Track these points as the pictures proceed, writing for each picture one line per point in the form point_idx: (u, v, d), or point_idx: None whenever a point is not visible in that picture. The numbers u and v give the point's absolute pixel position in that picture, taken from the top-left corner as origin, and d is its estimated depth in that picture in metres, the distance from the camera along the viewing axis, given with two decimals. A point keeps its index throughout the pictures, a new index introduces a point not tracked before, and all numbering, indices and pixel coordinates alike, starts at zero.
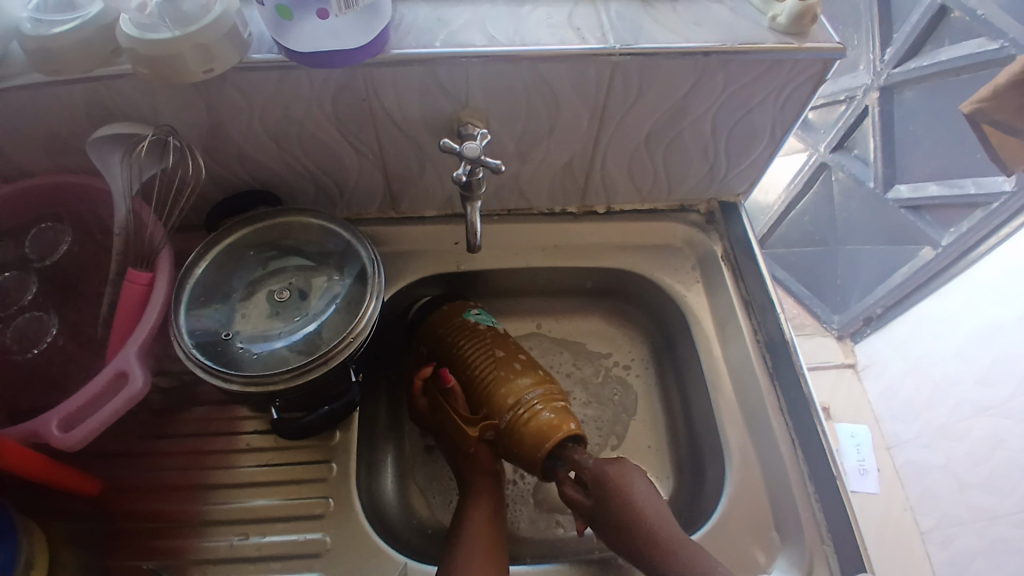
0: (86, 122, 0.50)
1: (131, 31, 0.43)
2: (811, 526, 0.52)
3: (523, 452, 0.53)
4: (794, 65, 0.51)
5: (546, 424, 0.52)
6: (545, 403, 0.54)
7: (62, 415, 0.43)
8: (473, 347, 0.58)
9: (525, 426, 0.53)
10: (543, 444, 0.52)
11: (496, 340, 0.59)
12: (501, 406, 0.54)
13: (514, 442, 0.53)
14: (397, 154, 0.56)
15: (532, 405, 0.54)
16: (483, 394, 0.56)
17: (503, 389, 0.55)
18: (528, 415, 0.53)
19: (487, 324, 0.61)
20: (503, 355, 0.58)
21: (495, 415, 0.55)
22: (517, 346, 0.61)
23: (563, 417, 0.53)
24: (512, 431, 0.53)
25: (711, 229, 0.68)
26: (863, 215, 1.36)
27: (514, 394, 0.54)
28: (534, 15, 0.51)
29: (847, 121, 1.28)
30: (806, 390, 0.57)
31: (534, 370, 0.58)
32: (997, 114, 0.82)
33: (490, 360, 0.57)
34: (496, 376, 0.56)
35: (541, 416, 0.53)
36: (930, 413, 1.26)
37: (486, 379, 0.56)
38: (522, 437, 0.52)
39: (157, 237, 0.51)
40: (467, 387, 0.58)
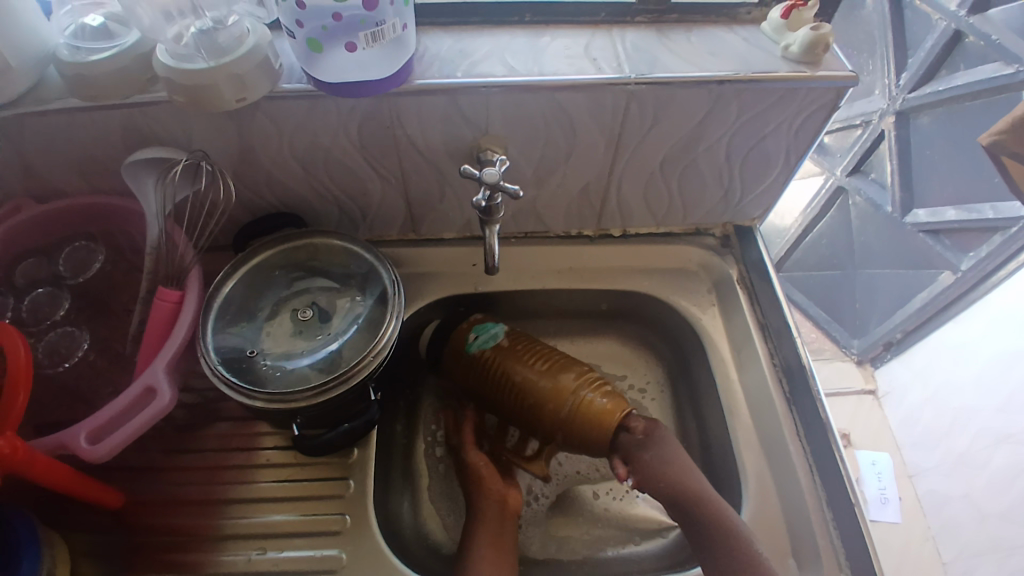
0: (121, 146, 0.52)
1: (167, 61, 0.45)
2: (829, 554, 0.52)
3: (586, 438, 0.55)
4: (808, 93, 0.52)
5: (605, 409, 0.54)
6: (595, 390, 0.55)
7: (90, 429, 0.44)
8: (504, 346, 0.59)
9: (584, 414, 0.54)
10: (607, 427, 0.54)
11: (518, 342, 0.59)
12: (555, 401, 0.55)
13: (575, 431, 0.55)
14: (418, 179, 0.58)
15: (585, 393, 0.55)
16: (527, 390, 0.56)
17: (553, 382, 0.56)
18: (583, 404, 0.54)
19: (494, 339, 0.59)
20: (535, 354, 0.58)
21: (551, 407, 0.55)
22: (536, 340, 0.61)
23: (616, 400, 0.55)
24: (573, 420, 0.55)
25: (727, 252, 0.69)
26: (880, 239, 1.34)
27: (567, 384, 0.55)
28: (552, 46, 0.53)
29: (863, 146, 1.27)
30: (823, 416, 0.57)
31: (570, 360, 0.58)
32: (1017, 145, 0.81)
33: (530, 354, 0.58)
34: (542, 369, 0.57)
35: (599, 402, 0.55)
36: (951, 440, 1.23)
37: (532, 376, 0.56)
38: (582, 425, 0.54)
39: (188, 258, 0.53)
40: (510, 386, 0.57)
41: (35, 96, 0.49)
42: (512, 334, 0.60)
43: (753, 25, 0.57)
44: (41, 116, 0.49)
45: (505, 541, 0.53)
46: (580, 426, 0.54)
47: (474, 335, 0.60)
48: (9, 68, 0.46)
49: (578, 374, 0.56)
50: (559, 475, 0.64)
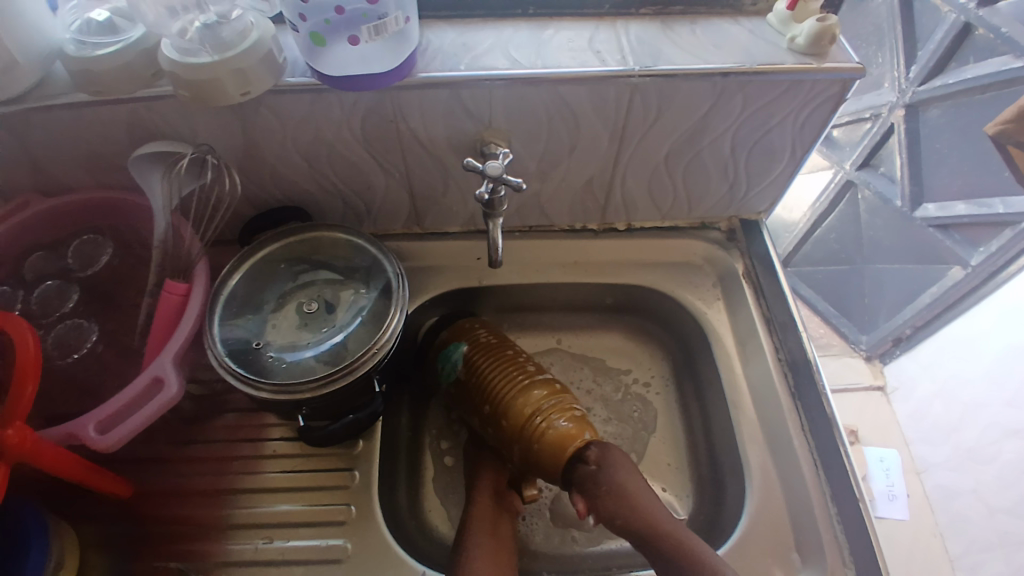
0: (127, 141, 0.53)
1: (172, 56, 0.45)
2: (834, 548, 0.52)
3: (542, 463, 0.53)
4: (813, 86, 0.52)
5: (566, 434, 0.52)
6: (560, 413, 0.54)
7: (99, 419, 0.45)
8: (476, 362, 0.58)
9: (543, 437, 0.53)
10: (564, 453, 0.52)
11: (493, 354, 0.59)
12: (517, 422, 0.54)
13: (534, 454, 0.53)
14: (422, 173, 0.58)
15: (548, 415, 0.53)
16: (494, 408, 0.56)
17: (519, 400, 0.55)
18: (544, 427, 0.53)
19: (456, 366, 0.60)
20: (508, 367, 0.57)
21: (512, 428, 0.54)
22: (513, 351, 0.60)
23: (580, 426, 0.53)
24: (533, 442, 0.53)
25: (732, 246, 0.68)
26: (890, 234, 1.33)
27: (531, 404, 0.54)
28: (556, 39, 0.53)
29: (873, 139, 1.27)
30: (828, 411, 0.57)
31: (538, 377, 0.57)
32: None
33: (503, 370, 0.57)
34: (513, 388, 0.55)
35: (560, 426, 0.53)
36: (959, 436, 1.22)
37: (500, 394, 0.56)
38: (540, 449, 0.53)
39: (195, 251, 0.54)
40: (481, 401, 0.57)
41: (42, 91, 0.49)
42: (486, 348, 0.59)
43: (758, 17, 0.57)
44: (48, 110, 0.49)
45: (499, 534, 0.54)
46: (538, 451, 0.53)
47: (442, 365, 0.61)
48: (15, 63, 0.46)
49: (543, 395, 0.55)
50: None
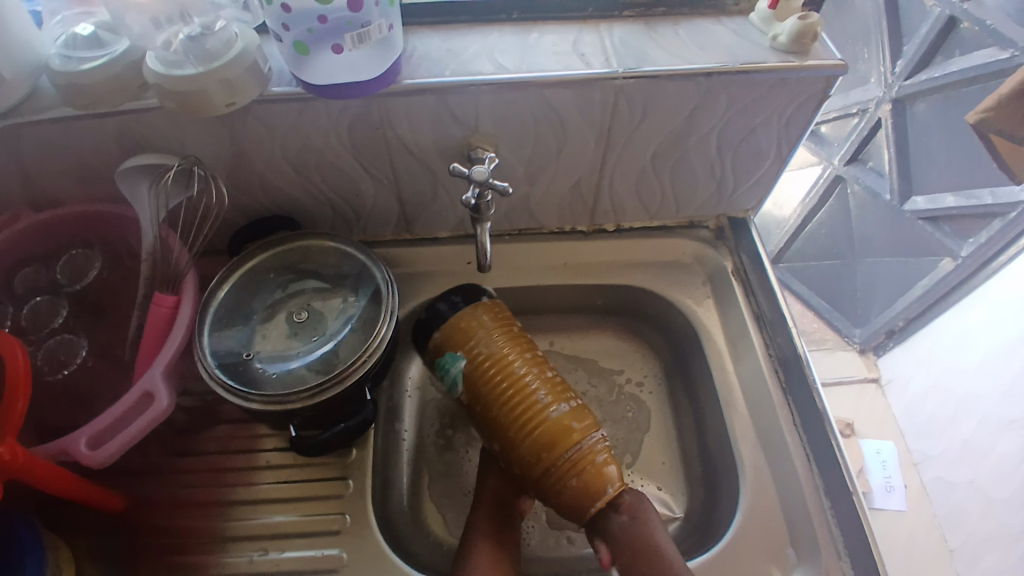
0: (115, 154, 0.53)
1: (156, 67, 0.45)
2: (828, 543, 0.52)
3: (563, 503, 0.49)
4: (797, 83, 0.52)
5: (591, 480, 0.48)
6: (590, 453, 0.48)
7: (90, 434, 0.45)
8: (487, 379, 0.51)
9: (569, 480, 0.48)
10: (592, 501, 0.48)
11: (499, 374, 0.51)
12: (537, 457, 0.49)
13: (554, 492, 0.49)
14: (410, 178, 0.58)
15: (575, 456, 0.48)
16: (505, 444, 0.51)
17: (530, 441, 0.49)
18: (569, 469, 0.48)
19: (455, 385, 0.53)
20: (516, 394, 0.50)
21: (532, 463, 0.49)
22: (522, 363, 0.52)
23: (609, 474, 0.48)
24: (556, 482, 0.48)
25: (721, 245, 0.69)
26: (880, 228, 1.34)
27: (543, 450, 0.48)
28: (541, 43, 0.53)
29: (861, 134, 1.28)
30: (820, 406, 0.57)
31: (551, 411, 0.49)
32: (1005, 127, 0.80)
33: (516, 390, 0.50)
34: (531, 414, 0.49)
35: (584, 473, 0.48)
36: (954, 428, 1.23)
37: (509, 430, 0.50)
38: (563, 490, 0.48)
39: (183, 262, 0.54)
40: (490, 430, 0.52)
41: (29, 106, 0.49)
42: (495, 364, 0.52)
43: (741, 16, 0.57)
44: (36, 125, 0.49)
45: (504, 543, 0.53)
46: (554, 497, 0.49)
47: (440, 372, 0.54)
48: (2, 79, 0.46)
49: (557, 439, 0.48)
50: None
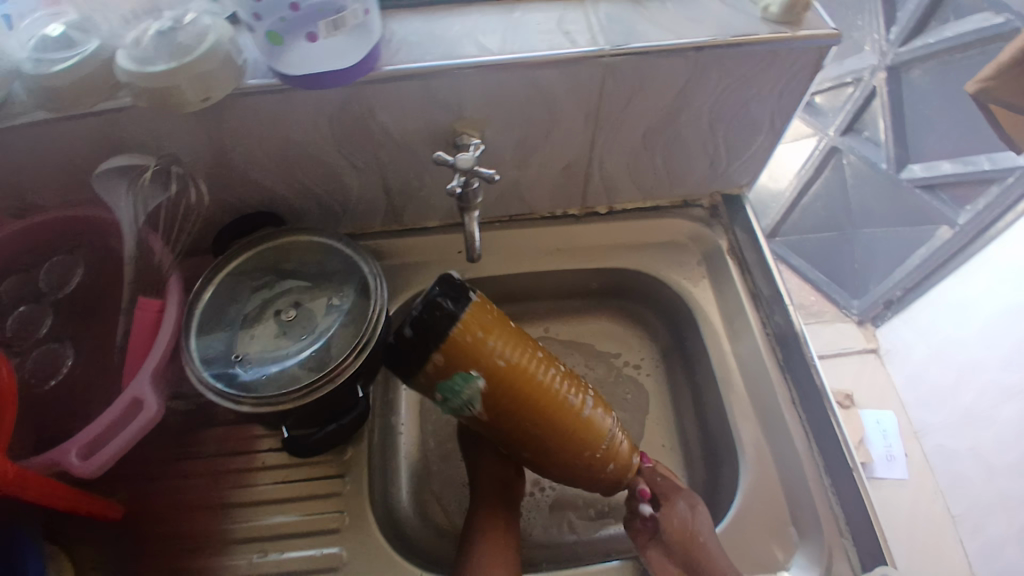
0: (91, 156, 0.51)
1: (129, 66, 0.43)
2: (829, 521, 0.52)
3: (602, 486, 0.51)
4: (790, 55, 0.51)
5: (623, 459, 0.51)
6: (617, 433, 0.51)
7: (80, 444, 0.45)
8: (512, 392, 0.45)
9: (608, 466, 0.50)
10: (625, 477, 0.52)
11: (526, 389, 0.46)
12: (576, 455, 0.48)
13: (593, 479, 0.51)
14: (396, 168, 0.57)
15: (611, 445, 0.50)
16: (536, 452, 0.48)
17: (570, 447, 0.48)
18: (609, 456, 0.50)
19: (470, 406, 0.45)
20: (545, 405, 0.46)
21: (569, 462, 0.49)
22: (539, 365, 0.47)
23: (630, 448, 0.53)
24: (598, 472, 0.50)
25: (716, 224, 0.68)
26: (876, 197, 1.33)
27: (583, 451, 0.48)
28: (524, 22, 0.51)
29: (856, 103, 1.26)
30: (817, 381, 0.57)
31: (583, 411, 0.48)
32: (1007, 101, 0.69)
33: (547, 397, 0.46)
34: (567, 418, 0.47)
35: (616, 457, 0.50)
36: (955, 396, 1.23)
37: (546, 440, 0.47)
38: (602, 476, 0.50)
39: (166, 263, 0.54)
40: (515, 442, 0.48)
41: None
42: (516, 376, 0.45)
43: None
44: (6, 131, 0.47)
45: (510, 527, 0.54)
46: (591, 483, 0.51)
47: (445, 396, 0.45)
48: None
49: (594, 436, 0.48)
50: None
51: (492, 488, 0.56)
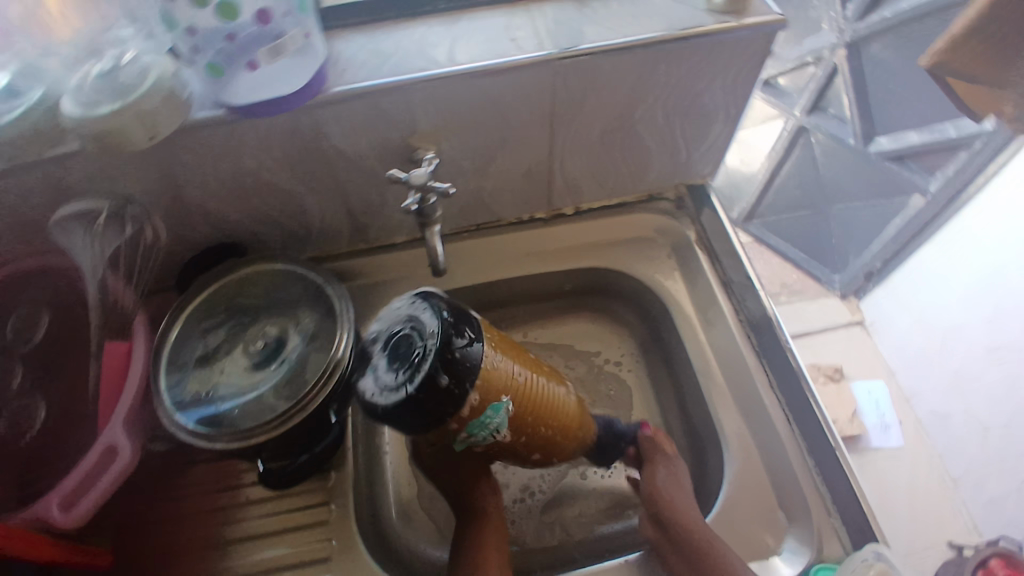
0: (45, 203, 0.50)
1: (75, 112, 0.43)
2: (816, 502, 0.52)
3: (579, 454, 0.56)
4: (737, 43, 0.51)
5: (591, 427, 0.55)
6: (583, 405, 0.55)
7: (59, 497, 0.44)
8: (529, 407, 0.45)
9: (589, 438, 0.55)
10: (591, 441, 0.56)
11: (541, 400, 0.46)
12: (572, 442, 0.52)
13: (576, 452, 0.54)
14: (355, 188, 0.57)
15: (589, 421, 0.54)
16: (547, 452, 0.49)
17: (573, 437, 0.51)
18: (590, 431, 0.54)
19: (495, 433, 0.44)
20: (553, 407, 0.47)
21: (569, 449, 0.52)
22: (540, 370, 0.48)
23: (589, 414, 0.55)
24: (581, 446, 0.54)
25: (682, 215, 0.68)
26: (846, 172, 1.34)
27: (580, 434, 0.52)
28: (468, 31, 0.51)
29: (817, 83, 1.29)
30: (794, 364, 0.56)
31: (574, 400, 0.51)
32: (960, 65, 0.67)
33: (553, 400, 0.48)
34: (568, 413, 0.50)
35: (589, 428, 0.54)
36: (943, 361, 1.24)
37: (557, 439, 0.49)
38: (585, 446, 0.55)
39: (129, 304, 0.55)
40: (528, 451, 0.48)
41: None
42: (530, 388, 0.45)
43: None
44: None
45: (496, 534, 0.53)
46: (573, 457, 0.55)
47: (469, 432, 0.43)
48: None
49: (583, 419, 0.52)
50: (552, 470, 0.65)
51: (465, 506, 0.55)
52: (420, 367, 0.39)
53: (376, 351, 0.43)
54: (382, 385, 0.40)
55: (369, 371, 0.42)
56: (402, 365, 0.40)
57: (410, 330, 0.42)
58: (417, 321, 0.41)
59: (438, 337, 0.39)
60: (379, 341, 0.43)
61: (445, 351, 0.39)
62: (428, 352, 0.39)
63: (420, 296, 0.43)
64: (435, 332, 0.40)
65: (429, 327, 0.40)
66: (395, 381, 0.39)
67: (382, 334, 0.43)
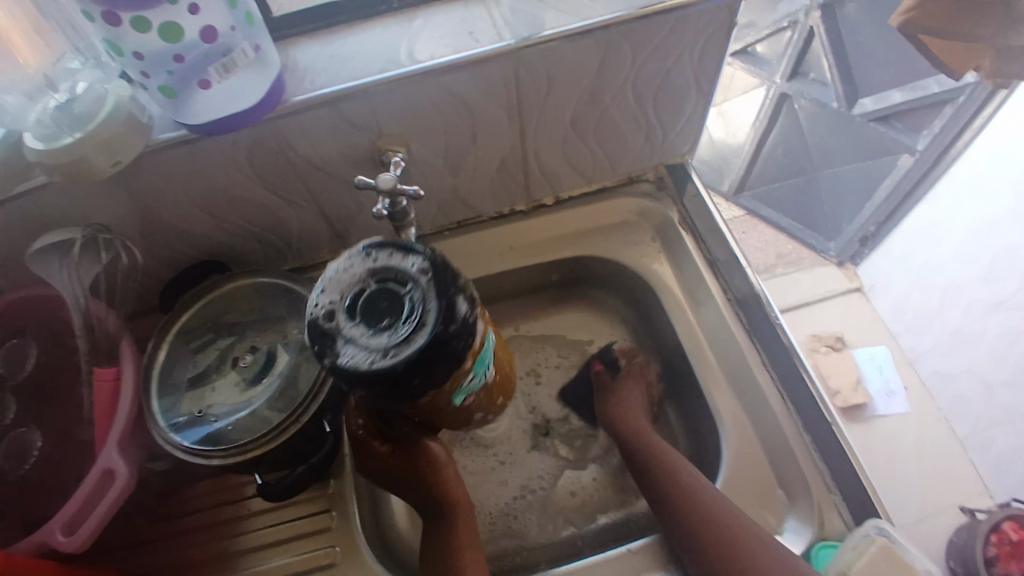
0: (17, 236, 0.50)
1: (36, 144, 0.43)
2: (816, 477, 0.52)
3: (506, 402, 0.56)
4: (699, 17, 0.50)
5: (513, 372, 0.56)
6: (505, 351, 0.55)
7: (63, 522, 0.45)
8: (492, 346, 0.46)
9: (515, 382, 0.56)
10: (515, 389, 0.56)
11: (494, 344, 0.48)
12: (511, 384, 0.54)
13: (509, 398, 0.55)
14: (329, 195, 0.56)
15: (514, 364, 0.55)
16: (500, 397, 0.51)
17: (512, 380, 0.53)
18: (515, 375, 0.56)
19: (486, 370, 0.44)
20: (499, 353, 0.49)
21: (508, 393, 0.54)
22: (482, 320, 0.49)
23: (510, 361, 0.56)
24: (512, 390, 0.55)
25: (664, 195, 0.67)
26: (833, 137, 1.32)
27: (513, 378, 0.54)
28: (425, 28, 0.50)
29: (796, 47, 1.26)
30: (784, 338, 0.57)
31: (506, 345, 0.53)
32: (932, 22, 0.66)
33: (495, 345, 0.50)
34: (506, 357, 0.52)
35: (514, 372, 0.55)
36: (942, 320, 1.23)
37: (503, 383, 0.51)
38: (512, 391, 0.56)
39: (114, 328, 0.53)
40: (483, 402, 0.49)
41: None
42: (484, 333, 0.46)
43: None
44: None
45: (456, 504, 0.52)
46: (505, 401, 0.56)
47: (474, 372, 0.42)
48: None
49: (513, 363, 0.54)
50: (548, 468, 0.65)
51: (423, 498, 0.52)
52: (428, 306, 0.36)
53: (344, 322, 0.36)
54: (383, 346, 0.35)
55: (352, 344, 0.35)
56: (399, 315, 0.36)
57: (380, 282, 0.37)
58: (391, 270, 0.37)
59: (430, 273, 0.37)
60: (342, 308, 0.37)
61: (445, 284, 0.37)
62: (428, 290, 0.36)
63: (370, 248, 0.39)
64: (424, 269, 0.37)
65: (408, 269, 0.37)
66: (403, 334, 0.35)
67: (338, 302, 0.37)
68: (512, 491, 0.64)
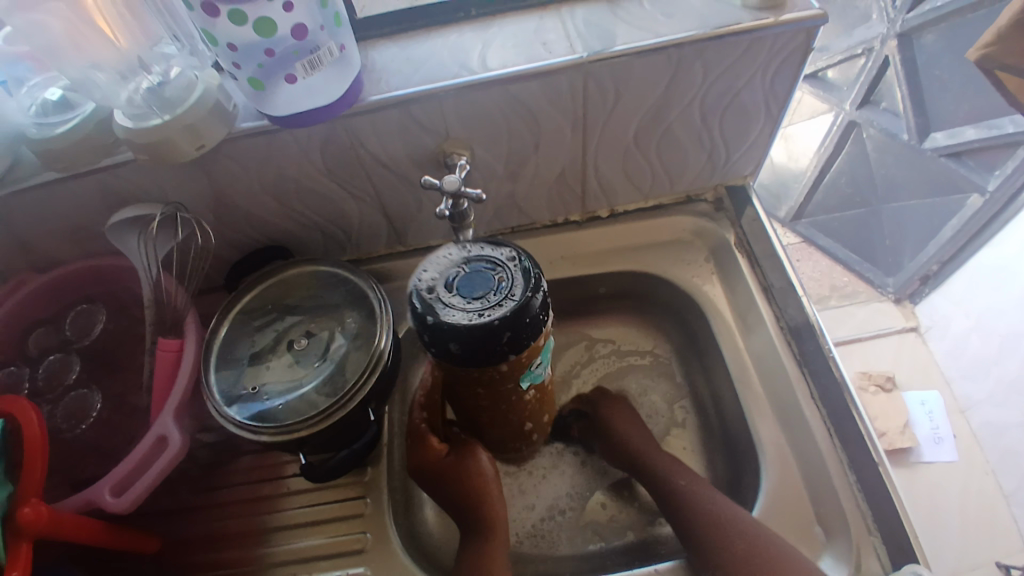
0: (100, 209, 0.54)
1: (126, 124, 0.46)
2: (856, 516, 0.51)
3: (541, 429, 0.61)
4: (774, 40, 0.49)
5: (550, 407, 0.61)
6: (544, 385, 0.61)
7: (112, 484, 0.47)
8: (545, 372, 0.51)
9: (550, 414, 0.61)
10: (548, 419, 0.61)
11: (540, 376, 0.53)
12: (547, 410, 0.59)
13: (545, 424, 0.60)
14: (391, 193, 0.58)
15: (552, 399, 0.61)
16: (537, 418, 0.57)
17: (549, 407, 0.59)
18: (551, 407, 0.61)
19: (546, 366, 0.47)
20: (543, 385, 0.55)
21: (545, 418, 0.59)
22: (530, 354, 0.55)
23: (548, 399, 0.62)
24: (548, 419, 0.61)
25: (721, 217, 0.66)
26: (900, 169, 1.27)
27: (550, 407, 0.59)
28: (500, 37, 0.52)
29: (869, 74, 1.21)
30: (837, 373, 0.56)
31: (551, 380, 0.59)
32: (1010, 59, 0.72)
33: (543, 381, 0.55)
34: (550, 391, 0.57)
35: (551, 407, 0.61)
36: (1001, 369, 1.18)
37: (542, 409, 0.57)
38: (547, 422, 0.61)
39: (180, 303, 0.56)
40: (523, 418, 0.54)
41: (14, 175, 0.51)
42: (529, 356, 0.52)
43: None
44: (23, 193, 0.51)
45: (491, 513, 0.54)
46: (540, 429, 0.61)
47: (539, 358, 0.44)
48: None
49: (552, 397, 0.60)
50: (576, 487, 0.65)
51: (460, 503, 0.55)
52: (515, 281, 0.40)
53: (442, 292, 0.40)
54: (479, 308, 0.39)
55: (451, 306, 0.39)
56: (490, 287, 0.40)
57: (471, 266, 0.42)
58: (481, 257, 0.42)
59: (516, 258, 0.41)
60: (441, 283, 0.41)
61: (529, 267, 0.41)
62: (514, 269, 0.41)
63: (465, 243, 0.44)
64: (511, 256, 0.42)
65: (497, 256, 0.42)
66: (494, 298, 0.39)
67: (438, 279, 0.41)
68: (543, 508, 0.63)
